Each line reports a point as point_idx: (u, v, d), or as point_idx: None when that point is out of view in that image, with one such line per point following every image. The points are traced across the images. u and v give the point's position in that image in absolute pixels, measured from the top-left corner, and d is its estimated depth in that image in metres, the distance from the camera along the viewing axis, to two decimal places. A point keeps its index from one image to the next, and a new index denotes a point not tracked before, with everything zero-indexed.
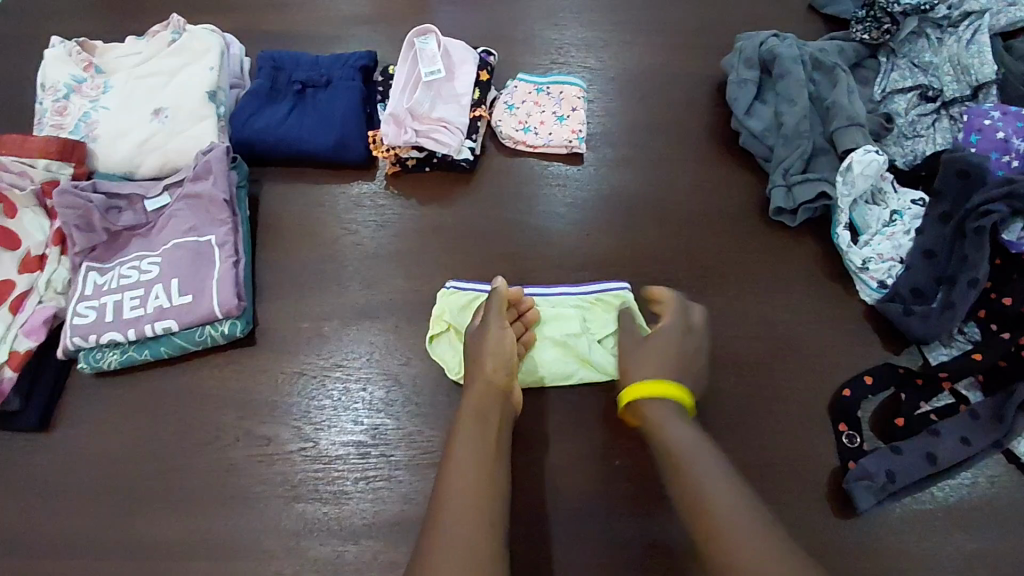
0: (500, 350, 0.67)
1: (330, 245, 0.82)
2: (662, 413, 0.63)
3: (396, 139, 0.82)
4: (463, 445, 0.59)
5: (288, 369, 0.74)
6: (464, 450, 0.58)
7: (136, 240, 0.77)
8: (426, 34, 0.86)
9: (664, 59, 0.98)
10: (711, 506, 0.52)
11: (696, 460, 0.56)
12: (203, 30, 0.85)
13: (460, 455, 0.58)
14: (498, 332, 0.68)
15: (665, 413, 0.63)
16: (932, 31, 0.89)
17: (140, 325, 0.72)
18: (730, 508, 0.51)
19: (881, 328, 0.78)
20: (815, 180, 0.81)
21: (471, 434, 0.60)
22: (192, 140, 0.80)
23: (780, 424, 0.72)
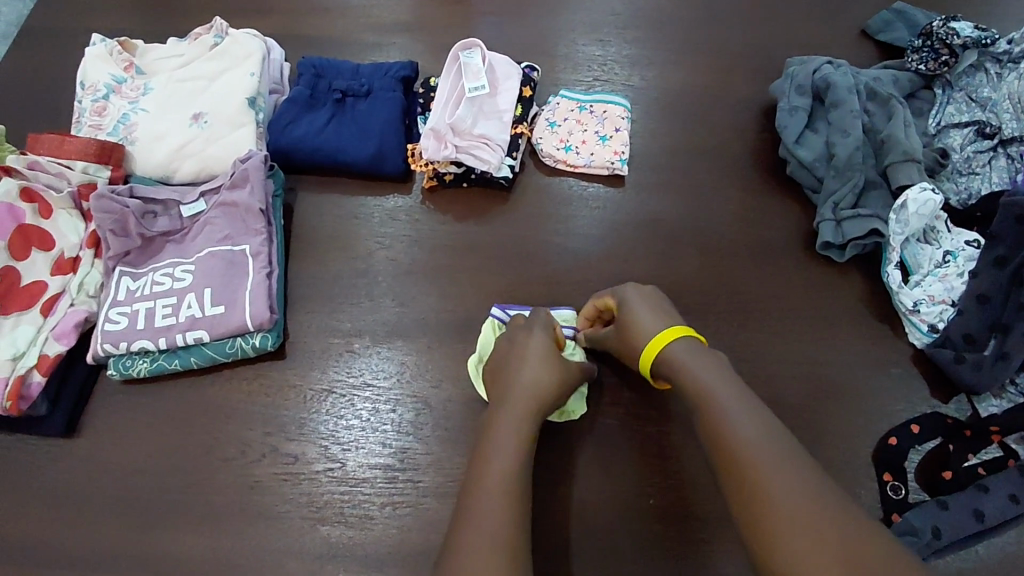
0: (543, 353, 0.66)
1: (363, 259, 0.80)
2: (689, 355, 0.62)
3: (436, 154, 0.80)
4: (499, 442, 0.58)
5: (317, 386, 0.73)
6: (501, 448, 0.58)
7: (170, 246, 0.76)
8: (471, 47, 0.83)
9: (710, 80, 0.96)
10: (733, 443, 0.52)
11: (720, 390, 0.57)
12: (245, 35, 0.84)
13: (497, 449, 0.58)
14: (535, 338, 0.68)
15: (693, 352, 0.62)
16: (991, 65, 0.87)
17: (172, 333, 0.71)
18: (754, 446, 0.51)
19: (928, 373, 0.76)
20: (866, 216, 0.79)
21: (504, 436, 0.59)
22: (230, 146, 0.79)
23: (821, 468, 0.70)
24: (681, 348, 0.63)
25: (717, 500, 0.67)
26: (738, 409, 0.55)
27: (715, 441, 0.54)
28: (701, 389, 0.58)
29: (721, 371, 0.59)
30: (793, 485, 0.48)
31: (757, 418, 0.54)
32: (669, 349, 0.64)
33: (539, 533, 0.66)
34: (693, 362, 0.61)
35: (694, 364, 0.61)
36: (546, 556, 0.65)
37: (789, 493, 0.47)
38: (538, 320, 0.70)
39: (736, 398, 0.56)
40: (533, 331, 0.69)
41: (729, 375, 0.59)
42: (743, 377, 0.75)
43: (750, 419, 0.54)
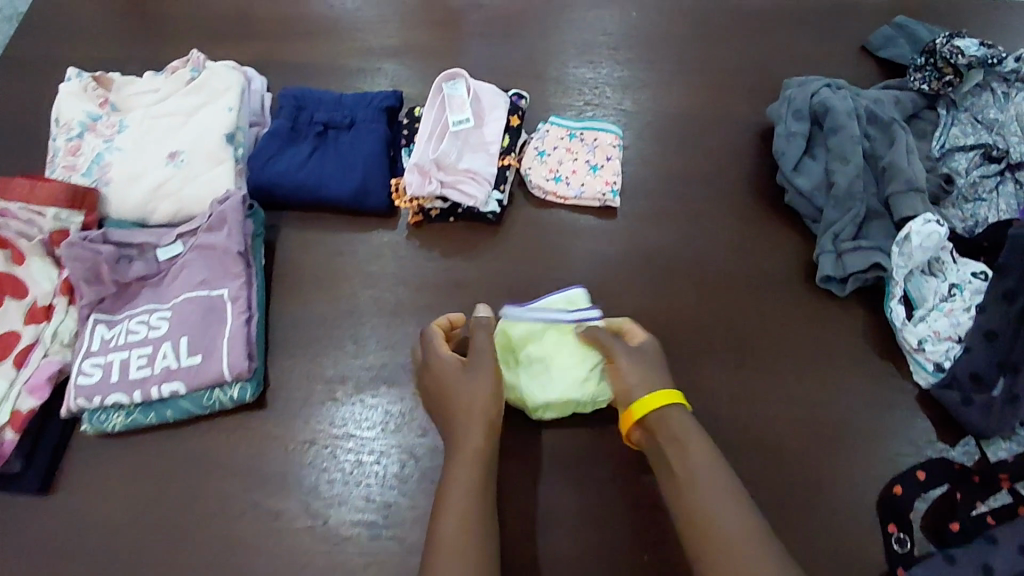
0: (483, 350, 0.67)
1: (347, 299, 0.78)
2: (676, 425, 0.62)
3: (420, 190, 0.77)
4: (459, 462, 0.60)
5: (300, 437, 0.70)
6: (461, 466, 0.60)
7: (146, 291, 0.74)
8: (455, 77, 0.81)
9: (705, 102, 0.92)
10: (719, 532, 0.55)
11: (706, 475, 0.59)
12: (224, 68, 0.81)
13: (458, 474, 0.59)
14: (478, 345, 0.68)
15: (681, 429, 0.62)
16: (998, 85, 0.84)
17: (147, 386, 0.69)
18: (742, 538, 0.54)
19: (935, 414, 0.73)
20: (868, 249, 0.76)
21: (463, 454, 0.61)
22: (208, 186, 0.76)
23: (822, 518, 0.67)
24: (659, 423, 0.63)
25: None
26: (709, 481, 0.58)
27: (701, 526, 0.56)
28: (681, 463, 0.60)
29: (702, 439, 0.62)
30: (748, 551, 0.54)
31: (728, 492, 0.58)
32: (661, 413, 0.63)
33: None
34: (676, 433, 0.62)
35: (676, 431, 0.62)
36: None
37: (748, 559, 0.53)
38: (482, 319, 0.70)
39: (709, 468, 0.59)
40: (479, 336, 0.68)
41: (709, 447, 0.61)
42: (741, 420, 0.72)
43: (716, 496, 0.57)
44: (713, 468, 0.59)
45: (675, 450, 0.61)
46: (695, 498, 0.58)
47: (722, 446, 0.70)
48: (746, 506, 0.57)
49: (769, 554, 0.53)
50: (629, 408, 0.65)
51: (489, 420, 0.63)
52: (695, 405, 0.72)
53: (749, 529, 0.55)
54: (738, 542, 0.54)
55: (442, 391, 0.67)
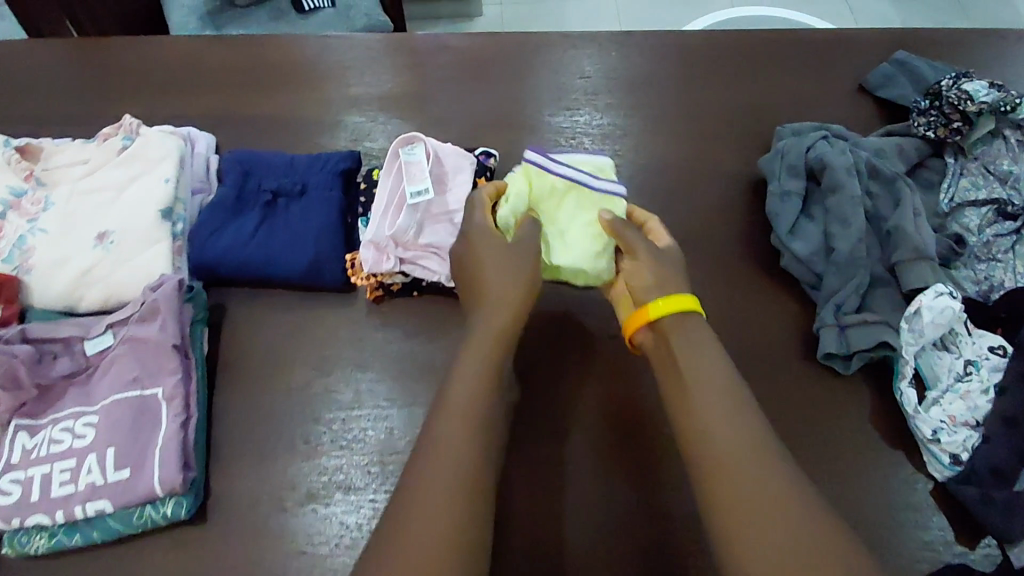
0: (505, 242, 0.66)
1: (300, 389, 0.71)
2: (683, 334, 0.60)
3: (377, 267, 0.70)
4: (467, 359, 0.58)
5: (245, 554, 0.63)
6: (466, 380, 0.56)
7: (73, 390, 0.66)
8: (412, 142, 0.72)
9: (692, 151, 0.85)
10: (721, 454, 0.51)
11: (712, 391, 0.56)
12: (159, 134, 0.74)
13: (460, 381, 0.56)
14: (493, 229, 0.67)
15: (691, 333, 0.60)
16: (1011, 132, 0.77)
17: (70, 505, 0.61)
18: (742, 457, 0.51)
19: (952, 511, 0.65)
20: (873, 324, 0.68)
21: (476, 347, 0.59)
22: (141, 270, 0.69)
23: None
24: (679, 326, 0.61)
25: None
26: (718, 409, 0.54)
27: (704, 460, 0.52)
28: (690, 379, 0.57)
29: (712, 361, 0.58)
30: (763, 485, 0.49)
31: (740, 419, 0.53)
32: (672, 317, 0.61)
33: None
34: (683, 340, 0.59)
35: (687, 352, 0.59)
36: None
37: (764, 493, 0.49)
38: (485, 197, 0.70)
39: (719, 396, 0.55)
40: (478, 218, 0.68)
41: (720, 365, 0.58)
42: None
43: (722, 419, 0.54)
44: (723, 392, 0.56)
45: (684, 377, 0.57)
46: (704, 428, 0.54)
47: None
48: (760, 432, 0.53)
49: (776, 478, 0.50)
50: (655, 301, 0.62)
51: (502, 346, 0.60)
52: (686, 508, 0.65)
53: (760, 459, 0.51)
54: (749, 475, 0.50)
55: (465, 277, 0.66)
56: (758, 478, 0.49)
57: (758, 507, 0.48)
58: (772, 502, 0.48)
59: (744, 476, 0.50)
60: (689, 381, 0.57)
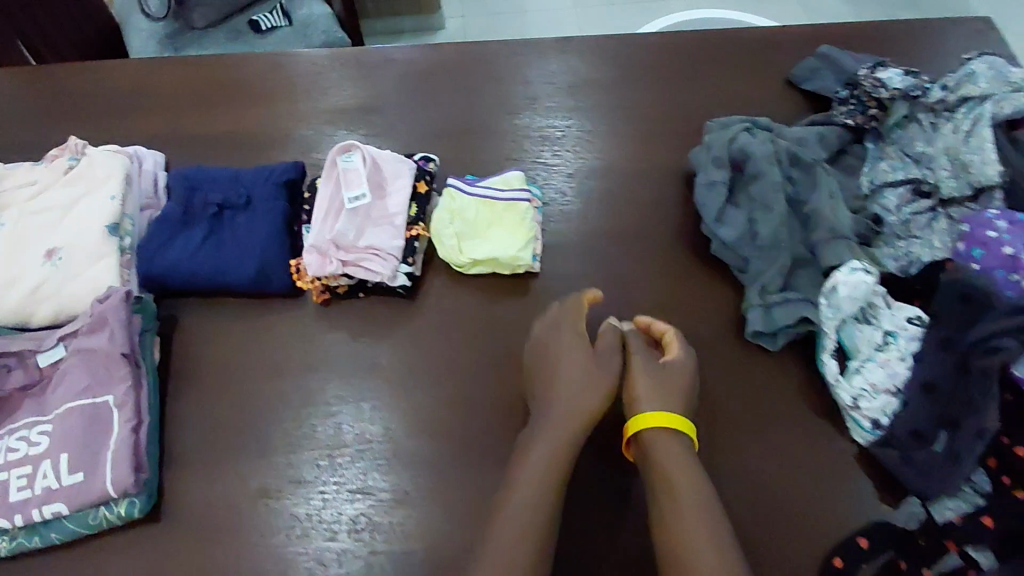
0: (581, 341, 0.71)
1: (254, 392, 0.73)
2: (671, 448, 0.63)
3: (320, 271, 0.73)
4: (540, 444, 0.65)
5: (200, 551, 0.65)
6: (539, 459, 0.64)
7: (28, 401, 0.69)
8: (350, 150, 0.77)
9: (629, 148, 0.89)
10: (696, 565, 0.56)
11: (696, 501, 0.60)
12: (104, 153, 0.76)
13: (539, 451, 0.64)
14: (573, 335, 0.71)
15: (675, 449, 0.63)
16: (925, 115, 0.78)
17: (28, 509, 0.64)
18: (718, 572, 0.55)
19: (872, 472, 0.69)
20: (795, 301, 0.72)
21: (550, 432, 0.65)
22: (89, 284, 0.71)
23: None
24: (662, 441, 0.64)
25: None
26: (691, 509, 0.59)
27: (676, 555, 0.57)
28: (671, 481, 0.61)
29: (686, 458, 0.63)
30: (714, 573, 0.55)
31: (707, 513, 0.59)
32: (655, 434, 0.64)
33: None
34: (665, 451, 0.63)
35: (672, 461, 0.62)
36: None
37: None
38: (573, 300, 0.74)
39: (694, 495, 0.60)
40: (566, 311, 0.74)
41: (700, 475, 0.62)
42: None
43: (703, 531, 0.58)
44: (691, 482, 0.61)
45: (661, 473, 0.62)
46: (686, 528, 0.58)
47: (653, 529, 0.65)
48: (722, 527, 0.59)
49: None
50: (646, 417, 0.65)
51: (567, 439, 0.65)
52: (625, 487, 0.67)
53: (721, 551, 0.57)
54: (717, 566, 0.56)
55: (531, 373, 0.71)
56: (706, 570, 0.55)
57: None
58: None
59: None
60: (671, 477, 0.61)
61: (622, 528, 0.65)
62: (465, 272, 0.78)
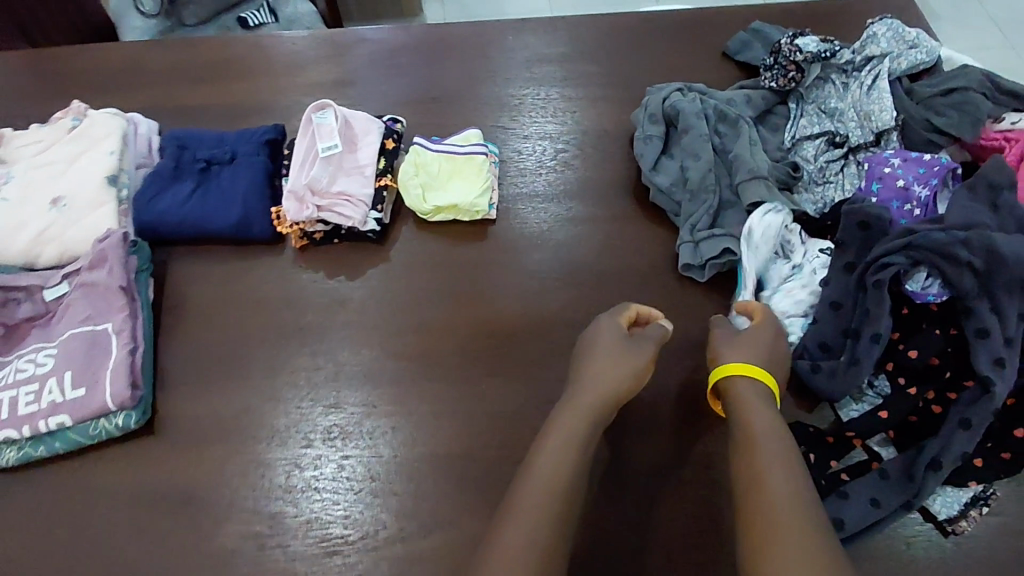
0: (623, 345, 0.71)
1: (238, 325, 0.81)
2: (755, 400, 0.65)
3: (298, 216, 0.81)
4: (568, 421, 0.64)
5: (194, 458, 0.73)
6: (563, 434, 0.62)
7: (35, 331, 0.77)
8: (324, 108, 0.86)
9: (579, 114, 0.98)
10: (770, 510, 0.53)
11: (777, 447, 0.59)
12: (105, 116, 0.85)
13: (558, 430, 0.63)
14: (613, 335, 0.72)
15: (757, 397, 0.65)
16: (837, 76, 0.89)
17: (35, 420, 0.72)
18: (780, 520, 0.52)
19: (790, 383, 0.78)
20: (719, 237, 0.81)
21: (576, 414, 0.64)
22: (90, 228, 0.79)
23: (692, 490, 0.70)
24: (745, 387, 0.66)
25: (590, 536, 0.67)
26: (775, 466, 0.57)
27: (750, 504, 0.55)
28: (756, 435, 0.61)
29: (777, 422, 0.62)
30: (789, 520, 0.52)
31: (794, 476, 0.56)
32: (736, 385, 0.67)
33: None
34: (756, 405, 0.64)
35: (760, 414, 0.63)
36: None
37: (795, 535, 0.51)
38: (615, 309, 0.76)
39: (779, 456, 0.58)
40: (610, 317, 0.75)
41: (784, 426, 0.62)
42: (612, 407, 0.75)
43: (786, 477, 0.56)
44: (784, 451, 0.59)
45: (749, 432, 0.61)
46: (765, 473, 0.57)
47: None
48: (807, 488, 0.56)
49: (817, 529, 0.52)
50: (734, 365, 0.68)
51: (588, 424, 0.64)
52: None
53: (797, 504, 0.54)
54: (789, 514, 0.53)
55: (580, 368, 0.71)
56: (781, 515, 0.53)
57: (778, 535, 0.51)
58: (801, 542, 0.50)
59: (780, 524, 0.52)
60: (756, 441, 0.60)
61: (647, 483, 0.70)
62: (427, 218, 0.87)
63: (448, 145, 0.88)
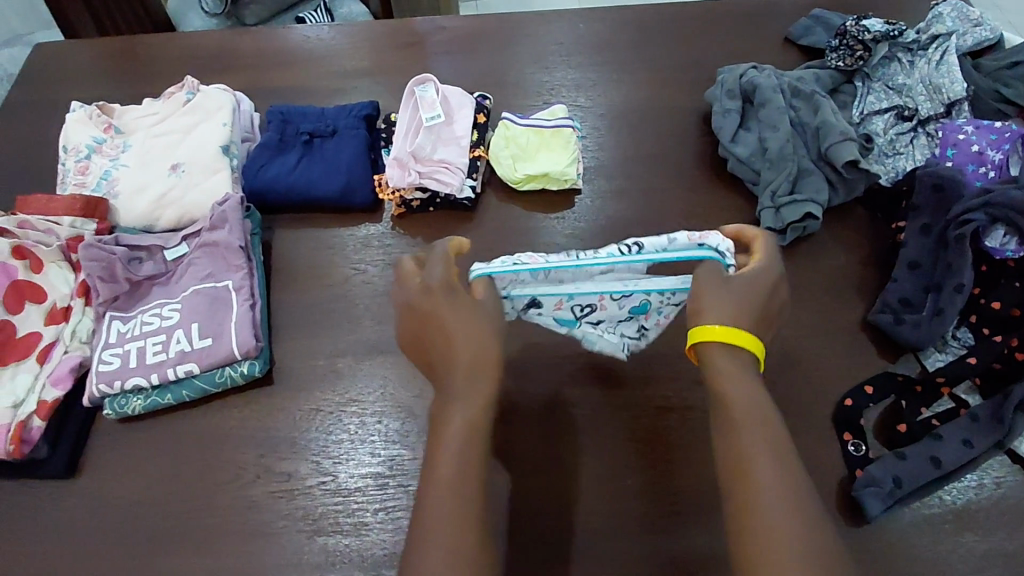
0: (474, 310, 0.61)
1: (341, 285, 0.85)
2: (734, 363, 0.58)
3: (401, 181, 0.87)
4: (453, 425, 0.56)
5: (305, 407, 0.77)
6: (456, 441, 0.55)
7: (156, 288, 0.81)
8: (426, 82, 0.92)
9: (651, 93, 1.02)
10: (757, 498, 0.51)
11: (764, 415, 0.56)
12: (214, 91, 0.91)
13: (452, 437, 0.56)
14: (457, 312, 0.60)
15: (742, 362, 0.58)
16: (903, 55, 0.94)
17: (163, 368, 0.75)
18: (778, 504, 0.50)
19: (876, 339, 0.81)
20: (802, 201, 0.85)
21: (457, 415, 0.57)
22: (208, 192, 0.85)
23: None
24: (722, 353, 0.58)
25: (694, 476, 0.71)
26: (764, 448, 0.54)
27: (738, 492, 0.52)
28: (733, 405, 0.56)
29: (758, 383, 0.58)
30: (794, 525, 0.49)
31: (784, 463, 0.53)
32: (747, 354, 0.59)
33: (521, 523, 0.69)
34: (737, 371, 0.57)
35: (738, 372, 0.57)
36: (530, 540, 0.69)
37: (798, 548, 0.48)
38: (433, 254, 0.63)
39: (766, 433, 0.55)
40: (433, 273, 0.62)
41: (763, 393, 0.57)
42: None
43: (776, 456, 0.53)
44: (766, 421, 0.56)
45: (732, 411, 0.56)
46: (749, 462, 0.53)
47: (691, 380, 0.77)
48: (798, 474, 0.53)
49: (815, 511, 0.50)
50: (708, 327, 0.59)
51: (468, 426, 0.56)
52: (664, 349, 0.79)
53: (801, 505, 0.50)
54: (796, 525, 0.49)
55: (433, 344, 0.61)
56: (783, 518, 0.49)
57: (785, 545, 0.48)
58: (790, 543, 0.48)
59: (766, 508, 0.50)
60: (735, 411, 0.56)
61: (662, 450, 0.73)
62: (520, 188, 0.90)
63: (536, 119, 0.93)
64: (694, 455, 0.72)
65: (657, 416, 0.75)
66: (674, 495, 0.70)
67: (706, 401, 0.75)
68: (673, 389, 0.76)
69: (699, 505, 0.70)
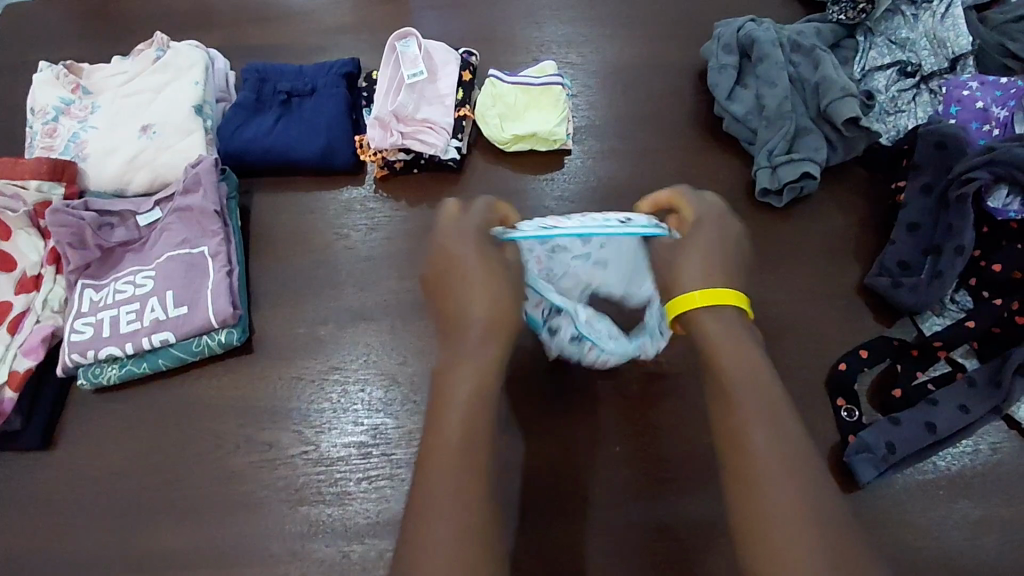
0: (495, 266, 0.58)
1: (323, 251, 0.82)
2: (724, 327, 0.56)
3: (382, 142, 0.83)
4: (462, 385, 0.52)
5: (287, 375, 0.75)
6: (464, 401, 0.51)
7: (130, 255, 0.79)
8: (407, 37, 0.88)
9: (645, 50, 0.98)
10: (763, 465, 0.48)
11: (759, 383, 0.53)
12: (186, 47, 0.86)
13: (460, 393, 0.51)
14: (486, 261, 0.58)
15: (728, 322, 0.56)
16: (907, 7, 0.89)
17: (138, 337, 0.73)
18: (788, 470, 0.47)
19: (872, 302, 0.79)
20: (799, 160, 0.82)
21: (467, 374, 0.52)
22: (180, 154, 0.81)
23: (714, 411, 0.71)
24: (710, 318, 0.56)
25: (685, 443, 0.70)
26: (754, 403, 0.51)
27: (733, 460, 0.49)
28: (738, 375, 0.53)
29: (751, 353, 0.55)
30: (792, 485, 0.46)
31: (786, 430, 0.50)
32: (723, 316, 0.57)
33: (509, 492, 0.68)
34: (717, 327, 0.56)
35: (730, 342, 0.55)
36: (516, 509, 0.67)
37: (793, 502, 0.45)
38: (476, 209, 0.62)
39: (755, 390, 0.52)
40: (472, 219, 0.61)
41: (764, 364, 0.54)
42: None
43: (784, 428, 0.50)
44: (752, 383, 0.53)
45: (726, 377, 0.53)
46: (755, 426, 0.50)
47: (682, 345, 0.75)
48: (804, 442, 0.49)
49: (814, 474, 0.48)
50: (689, 294, 0.57)
51: (478, 388, 0.52)
52: None
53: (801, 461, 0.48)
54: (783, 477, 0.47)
55: (449, 297, 0.58)
56: (786, 483, 0.46)
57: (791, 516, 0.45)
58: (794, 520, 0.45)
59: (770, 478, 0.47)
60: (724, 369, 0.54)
61: (654, 419, 0.71)
62: (505, 149, 0.87)
63: (523, 75, 0.89)
64: (686, 422, 0.71)
65: (648, 383, 0.73)
66: (664, 464, 0.69)
67: (697, 367, 0.73)
68: (665, 355, 0.74)
69: (691, 473, 0.68)
